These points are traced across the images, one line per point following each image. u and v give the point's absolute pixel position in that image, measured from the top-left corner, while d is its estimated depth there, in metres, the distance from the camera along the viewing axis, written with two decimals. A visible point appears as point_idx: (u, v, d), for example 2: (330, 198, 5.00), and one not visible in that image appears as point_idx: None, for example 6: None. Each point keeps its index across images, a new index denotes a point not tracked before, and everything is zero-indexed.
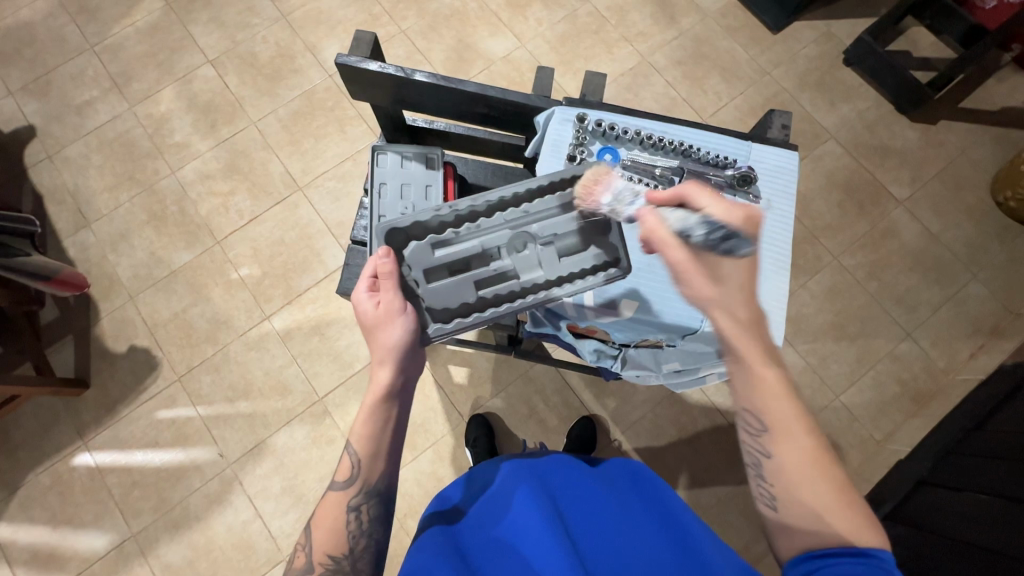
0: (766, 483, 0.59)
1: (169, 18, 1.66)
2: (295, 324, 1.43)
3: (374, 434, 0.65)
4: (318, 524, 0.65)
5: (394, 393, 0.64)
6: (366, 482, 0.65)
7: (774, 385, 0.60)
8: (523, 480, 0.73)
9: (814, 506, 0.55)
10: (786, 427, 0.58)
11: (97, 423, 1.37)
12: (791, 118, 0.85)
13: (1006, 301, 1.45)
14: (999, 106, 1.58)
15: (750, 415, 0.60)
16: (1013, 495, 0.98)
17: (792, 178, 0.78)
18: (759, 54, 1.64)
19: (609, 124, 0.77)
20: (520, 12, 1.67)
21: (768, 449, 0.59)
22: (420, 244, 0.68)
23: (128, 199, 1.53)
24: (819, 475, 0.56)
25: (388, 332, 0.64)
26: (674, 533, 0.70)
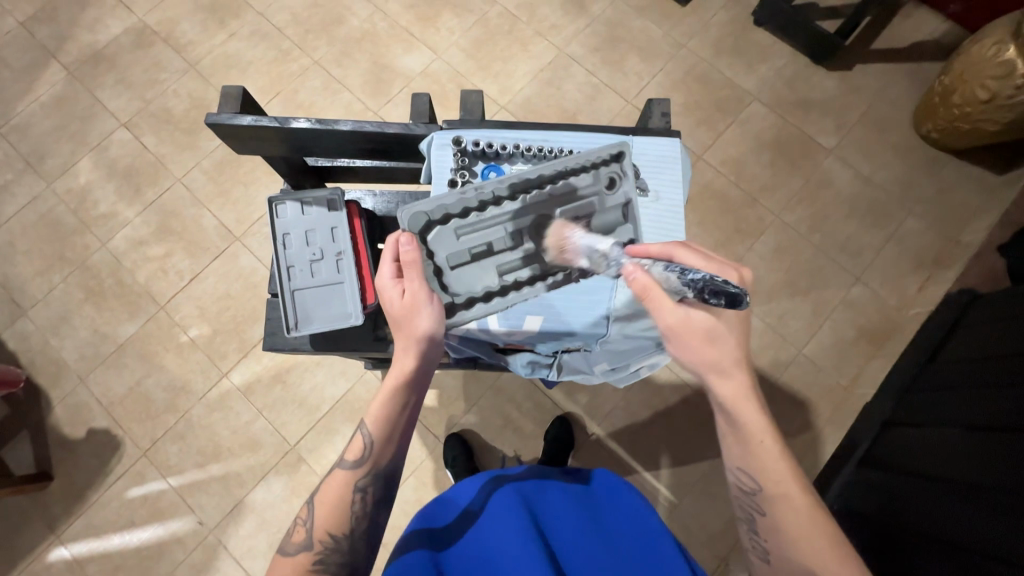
0: (762, 536, 0.65)
1: (74, 87, 1.61)
2: (254, 377, 1.40)
3: (391, 416, 0.67)
4: (322, 499, 0.66)
5: (413, 379, 0.66)
6: (377, 464, 0.67)
7: (768, 445, 0.64)
8: (508, 497, 0.75)
9: (808, 560, 0.61)
10: (783, 488, 0.63)
11: (67, 514, 1.33)
12: (669, 105, 0.85)
13: (945, 229, 1.48)
14: (908, 42, 1.62)
15: (743, 474, 0.65)
16: (974, 424, 1.02)
17: (676, 166, 0.79)
18: (673, 28, 1.66)
19: (487, 142, 0.76)
20: (431, 24, 1.66)
21: (762, 507, 0.65)
22: (444, 229, 0.70)
23: (61, 279, 1.48)
24: (821, 536, 0.61)
25: (416, 320, 0.65)
26: (645, 547, 0.75)
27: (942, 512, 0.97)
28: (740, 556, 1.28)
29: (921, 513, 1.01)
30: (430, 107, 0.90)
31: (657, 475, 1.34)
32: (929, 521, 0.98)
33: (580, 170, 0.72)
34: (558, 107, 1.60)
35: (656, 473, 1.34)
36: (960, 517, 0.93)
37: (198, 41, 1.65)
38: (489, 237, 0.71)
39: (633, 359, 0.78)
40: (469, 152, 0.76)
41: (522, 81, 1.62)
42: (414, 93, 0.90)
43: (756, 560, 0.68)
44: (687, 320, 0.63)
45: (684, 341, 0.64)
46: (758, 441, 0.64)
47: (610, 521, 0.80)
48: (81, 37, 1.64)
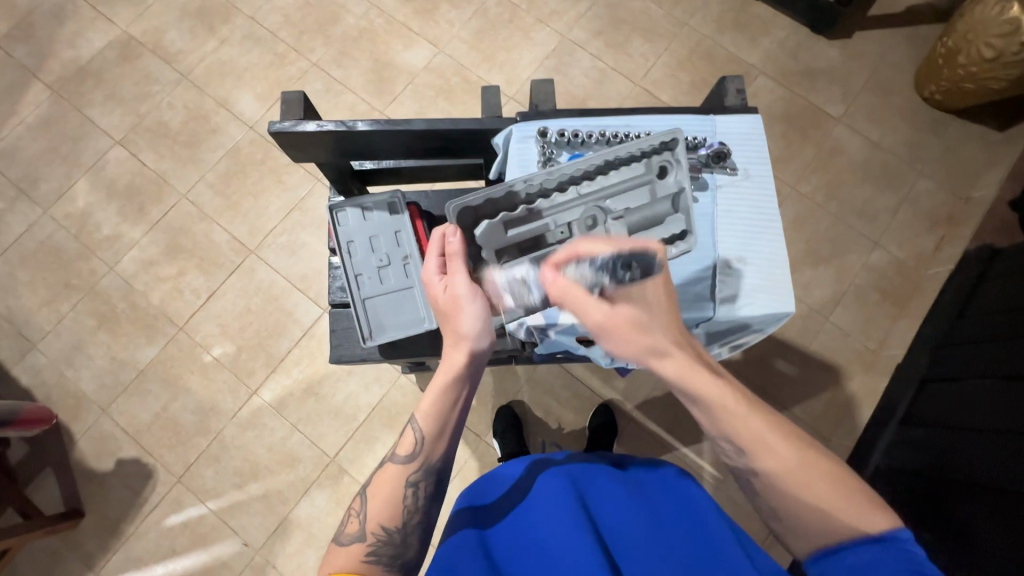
0: (761, 497, 0.61)
1: (62, 107, 1.54)
2: (285, 392, 1.37)
3: (443, 410, 0.65)
4: (374, 494, 0.64)
5: (466, 373, 0.65)
6: (431, 459, 0.65)
7: (735, 406, 0.61)
8: (556, 480, 0.74)
9: (816, 506, 0.57)
10: (764, 443, 0.60)
11: (105, 548, 1.29)
12: (743, 81, 0.85)
13: (954, 189, 1.52)
14: (904, 6, 1.64)
15: (725, 443, 0.62)
16: (1011, 372, 1.05)
17: (761, 144, 0.78)
18: (673, 6, 1.65)
19: (572, 131, 0.74)
20: (429, 17, 1.62)
21: (752, 467, 0.61)
22: (493, 223, 0.69)
23: (70, 308, 1.41)
24: (816, 478, 0.58)
25: (462, 310, 0.65)
26: (700, 528, 0.69)
27: (992, 462, 0.99)
28: None
29: (968, 464, 1.04)
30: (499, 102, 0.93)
31: (700, 453, 1.35)
32: (980, 471, 1.01)
33: (630, 159, 0.71)
34: (567, 94, 1.58)
35: (698, 451, 1.35)
36: (1008, 463, 0.96)
37: (189, 50, 1.58)
38: (539, 231, 0.70)
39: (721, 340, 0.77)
40: (553, 142, 0.74)
41: (528, 69, 1.59)
42: (484, 84, 0.92)
43: (770, 523, 0.62)
44: (611, 312, 0.63)
45: (616, 337, 0.63)
46: (724, 406, 0.61)
47: (665, 504, 0.75)
48: (63, 54, 1.57)
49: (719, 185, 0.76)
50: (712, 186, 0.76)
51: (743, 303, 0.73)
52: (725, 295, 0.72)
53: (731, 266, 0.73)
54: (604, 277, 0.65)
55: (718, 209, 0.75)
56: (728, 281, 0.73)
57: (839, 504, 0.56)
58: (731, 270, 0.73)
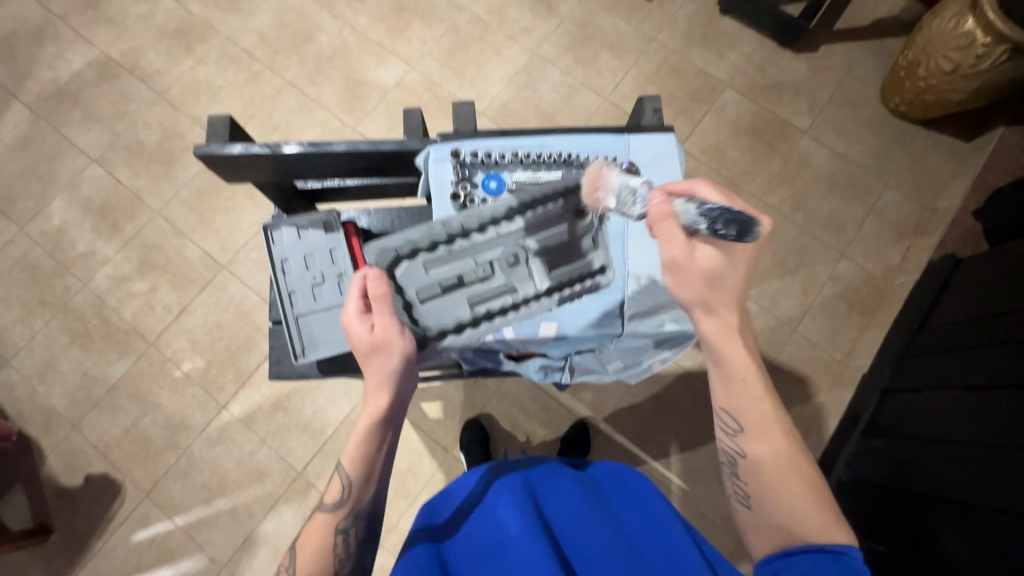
0: (743, 482, 0.63)
1: (39, 126, 1.56)
2: (254, 406, 1.38)
3: (366, 456, 0.62)
4: (303, 545, 0.62)
5: (390, 418, 0.63)
6: (358, 504, 0.63)
7: (753, 385, 0.62)
8: (510, 488, 0.69)
9: (787, 507, 0.59)
10: (763, 432, 0.61)
11: (71, 565, 1.29)
12: (661, 100, 0.87)
13: (921, 200, 1.53)
14: (869, 20, 1.67)
15: (727, 415, 0.63)
16: (969, 384, 1.05)
17: (673, 161, 0.80)
18: (642, 23, 1.68)
19: (485, 153, 0.78)
20: (402, 35, 1.65)
21: (745, 452, 0.62)
22: (413, 264, 0.72)
23: (43, 324, 1.43)
24: (796, 479, 0.60)
25: (390, 355, 0.61)
26: (656, 532, 0.66)
27: (949, 475, 0.99)
28: None
29: (927, 477, 1.04)
30: (423, 123, 0.93)
31: (667, 465, 1.35)
32: (939, 483, 1.01)
33: (547, 201, 0.74)
34: (536, 109, 1.60)
35: (666, 462, 1.35)
36: (967, 476, 0.96)
37: (165, 70, 1.61)
38: (461, 270, 0.72)
39: (646, 356, 0.79)
40: (468, 164, 0.77)
41: (498, 85, 1.62)
42: (407, 108, 0.93)
43: (738, 505, 0.65)
44: (691, 257, 0.59)
45: (684, 280, 0.60)
46: (744, 382, 0.62)
47: (621, 510, 0.71)
48: (42, 74, 1.60)
49: None
50: None
51: (662, 318, 0.73)
52: (643, 310, 0.73)
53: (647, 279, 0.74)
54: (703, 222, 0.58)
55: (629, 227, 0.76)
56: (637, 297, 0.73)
57: (809, 512, 0.58)
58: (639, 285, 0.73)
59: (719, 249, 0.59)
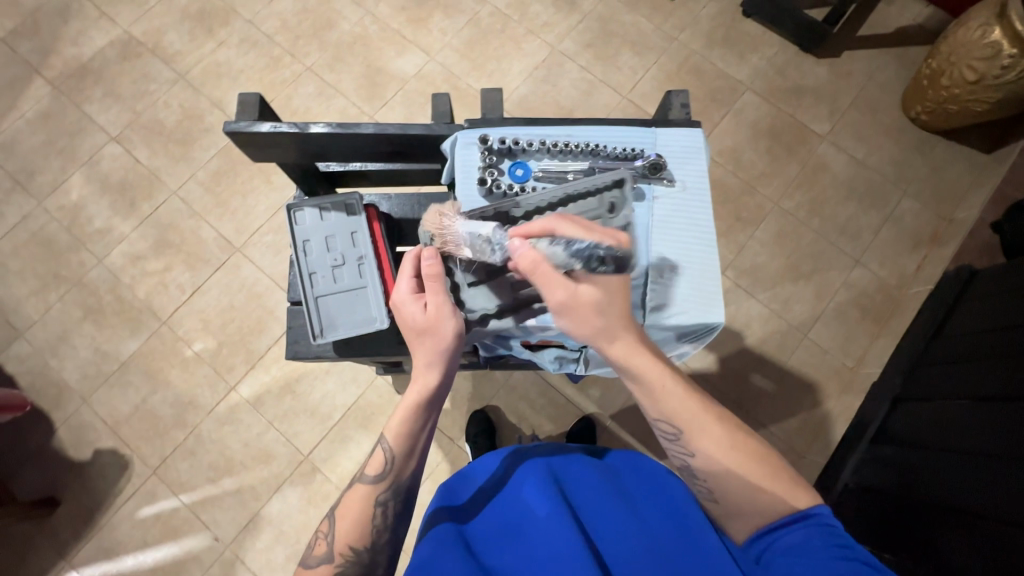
0: (699, 476, 0.63)
1: (61, 102, 1.57)
2: (263, 388, 1.39)
3: (412, 432, 0.64)
4: (341, 515, 0.63)
5: (435, 395, 0.65)
6: (398, 480, 0.64)
7: (676, 387, 0.63)
8: (535, 470, 0.69)
9: (748, 481, 0.60)
10: (700, 425, 0.63)
11: (77, 537, 1.30)
12: (689, 95, 0.87)
13: (939, 209, 1.52)
14: (893, 27, 1.65)
15: (663, 423, 0.64)
16: (980, 395, 1.05)
17: (700, 155, 0.80)
18: (663, 21, 1.67)
19: (512, 140, 0.78)
20: (423, 26, 1.65)
21: (689, 448, 0.63)
22: (462, 247, 0.72)
23: (57, 299, 1.44)
24: (743, 458, 0.61)
25: (439, 336, 0.63)
26: (672, 511, 0.65)
27: (957, 486, 0.99)
28: None
29: (934, 485, 1.04)
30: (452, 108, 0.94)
31: (672, 465, 1.35)
32: (947, 492, 1.00)
33: (585, 194, 0.74)
34: (554, 104, 1.60)
35: (671, 462, 1.35)
36: (974, 485, 0.96)
37: (187, 51, 1.62)
38: None
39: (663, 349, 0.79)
40: (495, 150, 0.78)
41: (517, 79, 1.62)
42: (434, 93, 0.93)
43: (705, 502, 0.65)
44: (574, 296, 0.61)
45: (573, 316, 0.62)
46: (663, 387, 0.63)
47: (633, 489, 0.70)
48: (65, 51, 1.61)
49: (656, 196, 0.77)
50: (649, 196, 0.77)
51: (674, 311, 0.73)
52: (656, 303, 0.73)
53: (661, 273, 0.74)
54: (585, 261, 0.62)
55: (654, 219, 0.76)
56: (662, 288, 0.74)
57: (768, 481, 0.60)
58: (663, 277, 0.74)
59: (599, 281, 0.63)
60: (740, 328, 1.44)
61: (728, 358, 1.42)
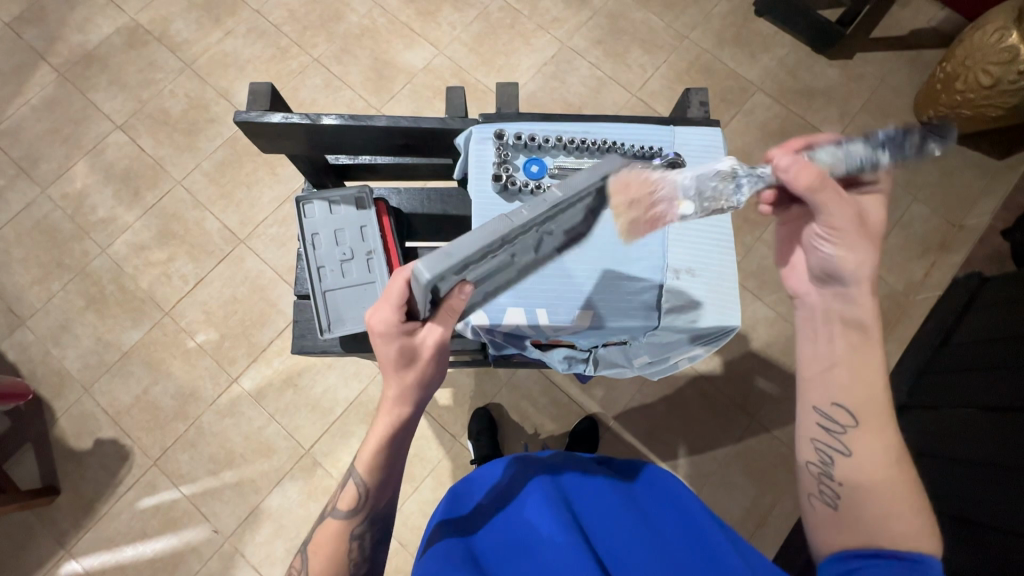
0: (835, 478, 0.61)
1: (66, 90, 1.56)
2: (266, 381, 1.38)
3: (382, 465, 0.63)
4: (315, 550, 0.62)
5: (404, 431, 0.63)
6: (373, 510, 0.63)
7: (875, 374, 0.62)
8: (541, 486, 0.67)
9: (880, 506, 0.57)
10: (876, 425, 0.60)
11: (76, 527, 1.30)
12: (708, 94, 0.86)
13: (948, 215, 1.51)
14: (907, 30, 1.64)
15: (841, 410, 0.61)
16: (987, 404, 1.04)
17: (719, 154, 0.79)
18: (675, 19, 1.65)
19: (529, 135, 0.77)
20: (432, 19, 1.64)
21: (848, 446, 0.60)
22: None
23: (60, 288, 1.43)
24: (894, 478, 0.58)
25: (415, 374, 0.61)
26: (693, 533, 0.65)
27: (964, 495, 0.98)
28: (761, 542, 1.28)
29: (947, 496, 1.02)
30: (465, 102, 0.93)
31: (675, 467, 1.34)
32: (953, 501, 1.00)
33: None
34: (563, 101, 1.59)
35: (674, 464, 1.34)
36: (988, 496, 0.94)
37: (193, 40, 1.60)
38: None
39: (674, 352, 0.78)
40: (511, 146, 0.77)
41: (526, 75, 1.60)
42: (448, 87, 0.92)
43: (813, 504, 0.62)
44: (867, 215, 0.63)
45: (869, 237, 0.63)
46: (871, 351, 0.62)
47: (651, 508, 0.70)
48: (71, 37, 1.60)
49: None
50: None
51: (690, 314, 0.73)
52: (672, 305, 0.73)
53: (678, 279, 0.74)
54: (880, 155, 0.64)
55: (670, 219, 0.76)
56: (676, 291, 0.73)
57: (906, 518, 0.56)
58: (676, 279, 0.74)
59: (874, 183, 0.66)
60: (745, 331, 1.43)
61: (733, 360, 1.41)
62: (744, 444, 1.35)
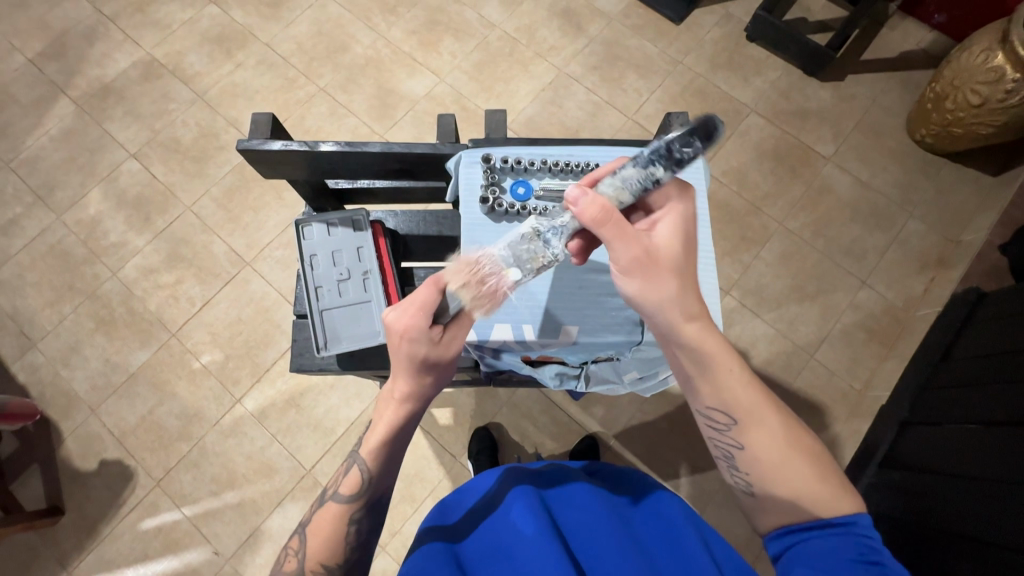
0: (739, 472, 0.58)
1: (83, 121, 1.63)
2: (268, 402, 1.40)
3: (387, 456, 0.64)
4: (314, 532, 0.63)
5: (408, 427, 0.64)
6: (373, 497, 0.65)
7: (736, 370, 0.58)
8: (524, 494, 0.67)
9: (788, 493, 0.54)
10: (756, 415, 0.57)
11: (79, 549, 1.31)
12: (688, 117, 0.89)
13: (945, 232, 1.51)
14: (896, 52, 1.68)
15: (715, 412, 0.58)
16: (989, 420, 1.02)
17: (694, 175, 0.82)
18: (668, 46, 1.70)
19: (515, 159, 0.80)
20: (433, 49, 1.70)
21: (739, 440, 0.57)
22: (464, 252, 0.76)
23: (71, 310, 1.47)
24: (794, 458, 0.55)
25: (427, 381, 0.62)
26: (670, 541, 0.66)
27: (967, 514, 0.97)
28: (767, 563, 1.26)
29: (952, 513, 1.00)
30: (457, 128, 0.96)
31: (677, 486, 1.33)
32: (955, 519, 0.99)
33: None
34: (560, 125, 1.63)
35: (675, 483, 1.33)
36: (993, 515, 0.91)
37: (205, 72, 1.68)
38: None
39: (663, 367, 0.78)
40: (498, 169, 0.80)
41: (525, 100, 1.65)
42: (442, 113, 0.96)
43: (740, 495, 0.59)
44: (649, 250, 0.58)
45: (654, 270, 0.58)
46: (725, 362, 0.58)
47: (637, 522, 0.70)
48: (89, 71, 1.67)
49: None
50: None
51: None
52: None
53: None
54: (653, 168, 0.59)
55: None
56: None
57: (812, 489, 0.53)
58: None
59: (673, 194, 0.62)
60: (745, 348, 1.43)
61: None
62: None
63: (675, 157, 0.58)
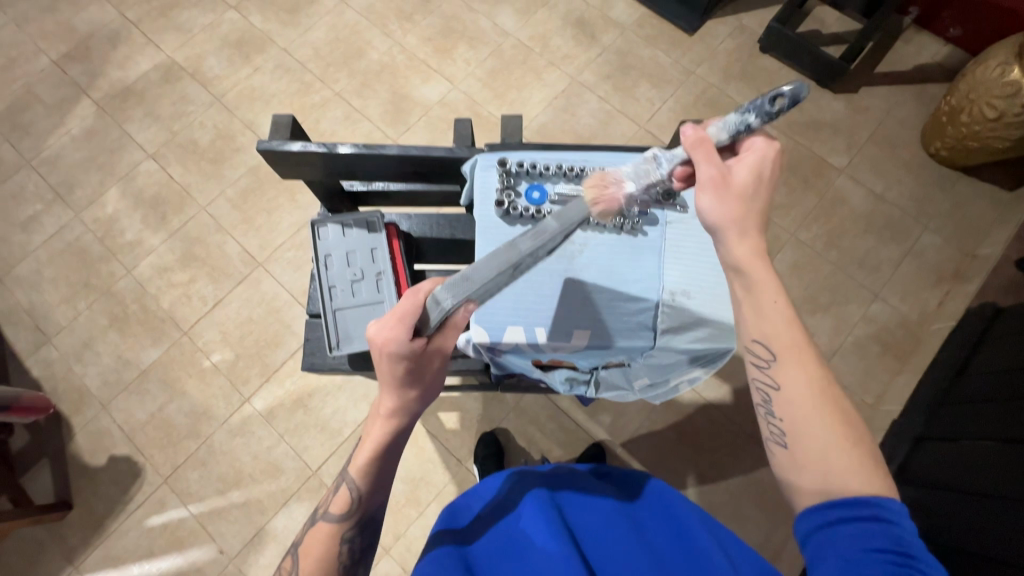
0: (775, 418, 0.55)
1: (104, 121, 1.66)
2: (276, 402, 1.41)
3: (375, 473, 0.64)
4: (307, 552, 0.64)
5: (394, 442, 0.64)
6: (365, 514, 0.65)
7: (781, 307, 0.55)
8: (537, 495, 0.67)
9: (820, 444, 0.52)
10: (797, 353, 0.54)
11: (85, 544, 1.31)
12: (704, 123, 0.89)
13: (961, 245, 1.50)
14: (911, 65, 1.67)
15: (759, 345, 0.56)
16: (1009, 437, 1.00)
17: None
18: (681, 56, 1.71)
19: (530, 163, 0.80)
20: (448, 56, 1.72)
21: (776, 380, 0.55)
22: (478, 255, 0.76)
23: (86, 307, 1.49)
24: (827, 411, 0.53)
25: (408, 394, 0.62)
26: (681, 545, 0.65)
27: (984, 533, 0.94)
28: None
29: (969, 531, 0.97)
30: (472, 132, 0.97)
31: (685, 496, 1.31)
32: (973, 538, 0.96)
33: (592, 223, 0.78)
34: (572, 132, 1.64)
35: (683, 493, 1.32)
36: (1012, 534, 0.89)
37: (224, 75, 1.71)
38: None
39: (674, 374, 0.79)
40: (513, 173, 0.80)
41: (537, 108, 1.66)
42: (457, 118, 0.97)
43: (772, 452, 0.56)
44: (727, 177, 0.57)
45: (727, 198, 0.56)
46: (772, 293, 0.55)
47: (648, 527, 0.69)
48: (111, 73, 1.71)
49: (670, 221, 0.79)
50: (662, 221, 0.79)
51: (688, 334, 0.74)
52: (668, 326, 0.74)
53: (675, 299, 0.75)
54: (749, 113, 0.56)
55: (666, 242, 0.79)
56: (673, 311, 0.75)
57: (842, 448, 0.51)
58: (674, 302, 0.75)
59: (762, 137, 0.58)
60: None
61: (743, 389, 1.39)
62: (755, 475, 1.32)
63: (770, 107, 0.54)
